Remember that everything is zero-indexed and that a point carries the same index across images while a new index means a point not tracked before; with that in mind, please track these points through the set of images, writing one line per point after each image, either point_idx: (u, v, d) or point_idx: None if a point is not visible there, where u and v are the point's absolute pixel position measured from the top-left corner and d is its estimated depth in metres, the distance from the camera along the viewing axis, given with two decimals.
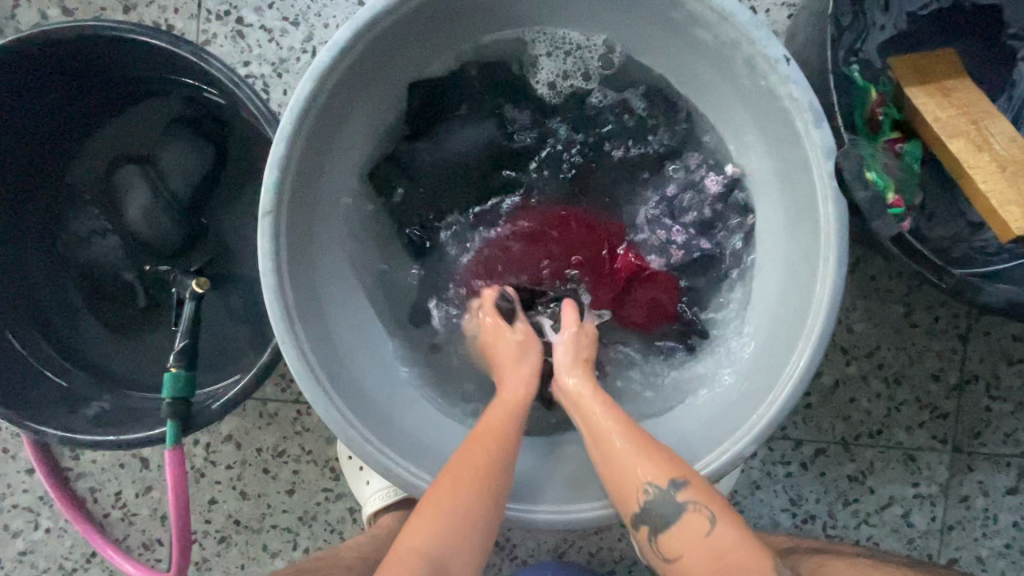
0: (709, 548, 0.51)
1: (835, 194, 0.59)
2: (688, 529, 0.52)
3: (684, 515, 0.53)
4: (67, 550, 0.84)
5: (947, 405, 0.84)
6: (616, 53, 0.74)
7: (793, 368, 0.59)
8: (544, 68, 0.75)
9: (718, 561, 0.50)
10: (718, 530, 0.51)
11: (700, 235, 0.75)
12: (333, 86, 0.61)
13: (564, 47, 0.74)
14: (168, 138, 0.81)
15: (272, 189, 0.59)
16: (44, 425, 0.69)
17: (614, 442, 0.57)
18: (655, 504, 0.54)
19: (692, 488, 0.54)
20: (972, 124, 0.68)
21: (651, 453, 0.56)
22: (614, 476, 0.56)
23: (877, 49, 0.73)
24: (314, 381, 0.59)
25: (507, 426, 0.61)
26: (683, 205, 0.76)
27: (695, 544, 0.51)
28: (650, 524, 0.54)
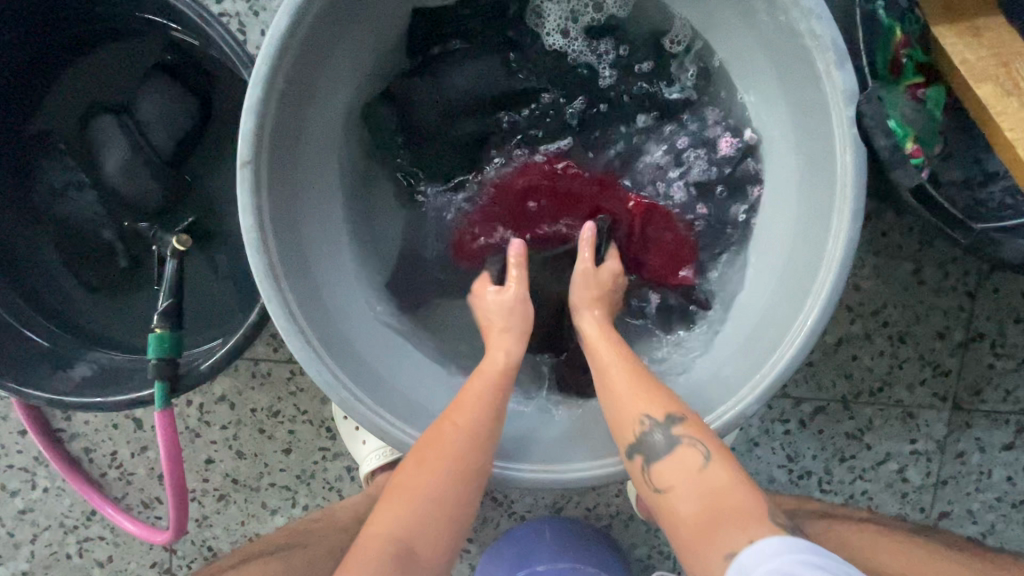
0: (701, 484, 0.51)
1: (856, 141, 0.56)
2: (681, 464, 0.52)
3: (676, 450, 0.52)
4: (67, 508, 0.84)
5: (951, 362, 0.83)
6: None
7: (801, 325, 0.57)
8: (550, 15, 0.71)
9: (708, 496, 0.50)
10: (711, 467, 0.51)
11: (699, 198, 0.72)
12: (312, 21, 0.56)
13: None
14: (145, 85, 0.74)
15: (250, 136, 0.54)
16: (28, 387, 0.67)
17: (616, 381, 0.58)
18: (652, 436, 0.54)
19: (689, 424, 0.54)
20: (1003, 67, 0.63)
21: (650, 393, 0.56)
22: (615, 414, 0.57)
23: None
24: (304, 340, 0.57)
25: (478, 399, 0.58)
26: (697, 159, 0.72)
27: (686, 478, 0.51)
28: (644, 453, 0.54)
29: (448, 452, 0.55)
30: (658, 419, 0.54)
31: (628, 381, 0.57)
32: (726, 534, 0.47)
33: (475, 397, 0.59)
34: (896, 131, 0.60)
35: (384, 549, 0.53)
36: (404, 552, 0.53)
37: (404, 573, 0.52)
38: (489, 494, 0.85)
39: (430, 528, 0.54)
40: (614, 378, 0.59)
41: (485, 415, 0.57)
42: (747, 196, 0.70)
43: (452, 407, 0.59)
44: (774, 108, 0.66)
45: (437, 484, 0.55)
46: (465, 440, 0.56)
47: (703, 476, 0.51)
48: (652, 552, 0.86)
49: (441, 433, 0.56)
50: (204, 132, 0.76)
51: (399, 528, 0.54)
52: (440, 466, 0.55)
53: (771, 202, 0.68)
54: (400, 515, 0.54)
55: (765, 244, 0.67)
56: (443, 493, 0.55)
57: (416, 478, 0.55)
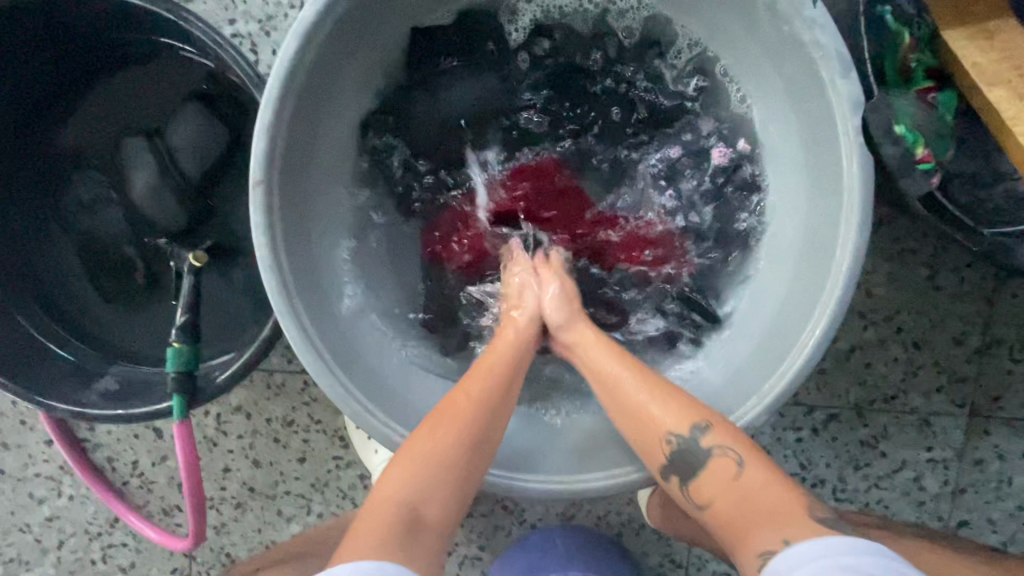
0: (741, 491, 0.52)
1: (862, 151, 0.55)
2: (715, 475, 0.53)
3: (709, 460, 0.53)
4: (91, 515, 0.87)
5: (967, 368, 0.81)
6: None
7: (810, 334, 0.57)
8: (525, 14, 0.71)
9: (747, 498, 0.51)
10: (746, 470, 0.52)
11: (692, 207, 0.72)
12: (320, 45, 0.57)
13: None
14: (177, 113, 0.75)
15: (263, 156, 0.56)
16: (53, 399, 0.69)
17: (623, 378, 0.58)
18: (685, 448, 0.54)
19: (718, 431, 0.54)
20: (1015, 71, 0.62)
21: (674, 402, 0.56)
22: (634, 426, 0.57)
23: None
24: (315, 354, 0.58)
25: (498, 364, 0.60)
26: (690, 171, 0.72)
27: (725, 486, 0.52)
28: (679, 473, 0.54)
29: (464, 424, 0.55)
30: (686, 434, 0.54)
31: (648, 393, 0.57)
32: (765, 534, 0.49)
33: (501, 348, 0.62)
34: (906, 135, 0.61)
35: (396, 506, 0.50)
36: (415, 522, 0.50)
37: (412, 540, 0.49)
38: (500, 503, 0.86)
39: (435, 486, 0.52)
40: (624, 382, 0.58)
41: (510, 367, 0.60)
42: (752, 198, 0.70)
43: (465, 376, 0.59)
44: (778, 116, 0.65)
45: (449, 448, 0.54)
46: (471, 408, 0.56)
47: (738, 483, 0.52)
48: (664, 561, 0.86)
49: (458, 400, 0.57)
50: (232, 157, 0.76)
51: (410, 493, 0.51)
52: (447, 429, 0.54)
53: (777, 209, 0.67)
54: (409, 476, 0.52)
55: (772, 252, 0.67)
56: (460, 448, 0.54)
57: (431, 439, 0.54)
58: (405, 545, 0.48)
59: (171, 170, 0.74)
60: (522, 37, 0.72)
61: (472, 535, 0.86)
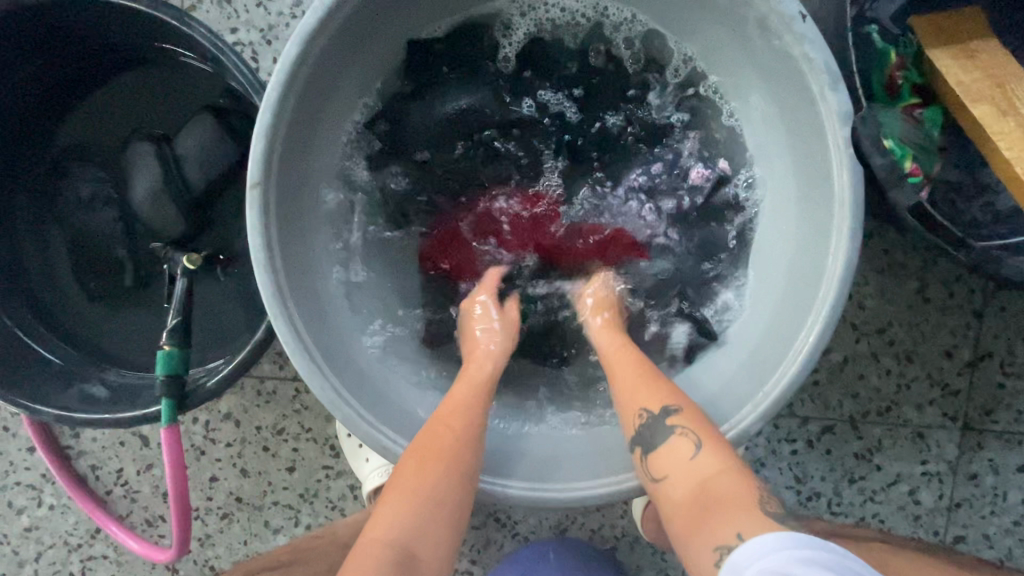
0: (694, 469, 0.53)
1: (851, 162, 0.56)
2: (675, 454, 0.54)
3: (674, 439, 0.55)
4: (71, 526, 0.84)
5: (959, 382, 0.82)
6: (612, 15, 0.71)
7: (804, 342, 0.57)
8: (519, 28, 0.73)
9: (704, 485, 0.52)
10: (703, 454, 0.53)
11: (670, 223, 0.75)
12: (320, 51, 0.58)
13: (540, 4, 0.72)
14: (190, 124, 0.73)
15: (260, 160, 0.56)
16: (41, 403, 0.67)
17: (615, 370, 0.64)
18: (650, 428, 0.57)
19: (684, 415, 0.56)
20: (997, 88, 0.66)
21: (653, 384, 0.60)
22: (619, 404, 0.61)
23: (889, 14, 0.71)
24: (307, 357, 0.58)
25: (471, 399, 0.62)
26: (669, 187, 0.75)
27: (684, 469, 0.54)
28: (643, 444, 0.57)
29: (451, 457, 0.56)
30: (654, 412, 0.57)
31: (634, 374, 0.62)
32: (719, 524, 0.49)
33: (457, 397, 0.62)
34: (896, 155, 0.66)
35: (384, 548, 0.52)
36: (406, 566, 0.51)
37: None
38: (492, 515, 0.84)
39: (428, 524, 0.53)
40: (619, 370, 0.64)
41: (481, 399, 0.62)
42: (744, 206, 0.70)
43: (443, 411, 0.60)
44: (767, 130, 0.67)
45: (437, 485, 0.54)
46: (456, 438, 0.57)
47: (695, 466, 0.53)
48: None
49: (442, 436, 0.57)
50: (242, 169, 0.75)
51: (400, 535, 0.52)
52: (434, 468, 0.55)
53: (767, 221, 0.68)
54: (399, 520, 0.53)
55: (766, 261, 0.67)
56: (447, 488, 0.55)
57: (419, 483, 0.54)
58: None
59: (174, 179, 0.72)
60: (512, 52, 0.74)
61: (464, 548, 0.85)
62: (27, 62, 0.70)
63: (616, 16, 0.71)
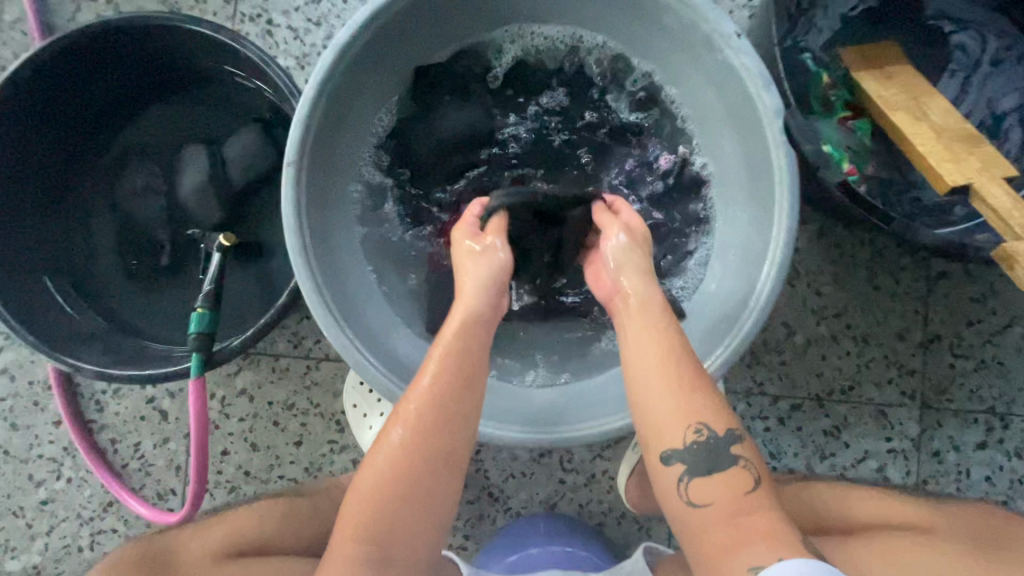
0: (745, 503, 0.57)
1: (785, 147, 0.68)
2: (729, 487, 0.58)
3: (737, 467, 0.58)
4: (86, 499, 0.89)
5: (914, 362, 0.90)
6: (583, 45, 0.83)
7: (757, 297, 0.67)
8: (509, 53, 0.85)
9: (734, 514, 0.57)
10: (757, 491, 0.58)
11: (654, 207, 0.84)
12: (349, 61, 0.71)
13: (528, 35, 0.84)
14: (236, 133, 0.85)
15: (296, 144, 0.68)
16: (82, 360, 0.74)
17: (689, 376, 0.60)
18: (703, 447, 0.58)
19: (744, 445, 0.59)
20: (912, 101, 0.79)
21: (717, 402, 0.60)
22: (675, 414, 0.59)
23: (819, 45, 0.85)
24: (327, 309, 0.67)
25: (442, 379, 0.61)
26: (644, 176, 0.84)
27: (726, 496, 0.57)
28: (690, 466, 0.58)
29: (432, 455, 0.60)
30: (715, 433, 0.58)
31: (697, 383, 0.60)
32: (756, 550, 0.54)
33: (433, 391, 0.61)
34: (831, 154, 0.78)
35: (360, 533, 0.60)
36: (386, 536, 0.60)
37: (379, 572, 0.60)
38: (485, 490, 0.89)
39: (405, 509, 0.60)
40: (685, 376, 0.60)
41: (455, 379, 0.61)
42: (703, 195, 0.82)
43: (413, 393, 0.62)
44: (717, 131, 0.79)
45: (411, 475, 0.60)
46: (428, 433, 0.60)
47: (746, 498, 0.57)
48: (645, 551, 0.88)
49: (421, 432, 0.60)
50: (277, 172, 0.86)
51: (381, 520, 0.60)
52: (410, 464, 0.60)
53: (722, 208, 0.80)
54: (378, 507, 0.60)
55: (725, 240, 0.78)
56: (422, 479, 0.60)
57: (394, 475, 0.60)
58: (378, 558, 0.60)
59: (218, 176, 0.84)
60: (501, 72, 0.85)
61: (458, 523, 0.89)
62: (102, 74, 0.81)
63: (591, 45, 0.83)
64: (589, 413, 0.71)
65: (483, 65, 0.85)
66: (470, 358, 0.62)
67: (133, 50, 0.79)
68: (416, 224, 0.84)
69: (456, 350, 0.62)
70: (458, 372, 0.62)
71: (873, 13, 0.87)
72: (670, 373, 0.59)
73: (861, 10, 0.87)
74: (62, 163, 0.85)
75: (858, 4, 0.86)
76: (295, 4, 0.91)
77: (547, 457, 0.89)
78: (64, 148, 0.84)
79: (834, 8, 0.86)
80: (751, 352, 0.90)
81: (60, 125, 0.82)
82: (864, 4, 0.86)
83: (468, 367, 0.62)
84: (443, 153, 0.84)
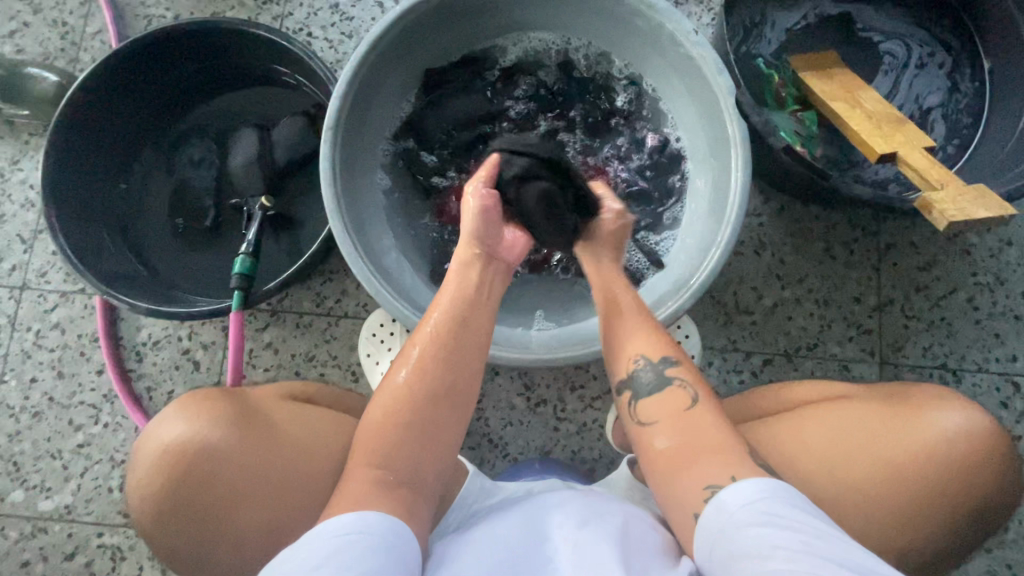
0: (685, 418, 0.63)
1: (738, 120, 0.82)
2: (671, 403, 0.64)
3: (670, 388, 0.65)
4: (120, 442, 0.97)
5: (871, 322, 1.00)
6: (571, 48, 0.98)
7: (721, 239, 0.79)
8: (510, 53, 0.99)
9: (680, 429, 0.62)
10: (697, 407, 0.63)
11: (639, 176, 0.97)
12: (381, 51, 0.86)
13: (526, 38, 0.99)
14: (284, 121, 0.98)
15: (334, 113, 0.82)
16: (137, 299, 0.86)
17: (629, 313, 0.73)
18: (643, 373, 0.68)
19: (683, 368, 0.67)
20: (848, 93, 0.92)
21: (654, 333, 0.71)
22: (613, 349, 0.72)
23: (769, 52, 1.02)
24: (354, 247, 0.79)
25: (446, 321, 0.69)
26: (632, 151, 0.98)
27: (674, 413, 0.64)
28: (631, 389, 0.68)
29: (438, 388, 0.65)
30: (653, 361, 0.68)
31: (639, 318, 0.72)
32: (703, 462, 0.59)
33: (439, 329, 0.68)
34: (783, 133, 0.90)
35: (371, 470, 0.61)
36: (394, 471, 0.61)
37: (390, 493, 0.60)
38: (486, 436, 0.97)
39: (415, 440, 0.63)
40: (628, 315, 0.73)
41: (458, 320, 0.69)
42: (681, 169, 0.95)
43: (416, 334, 0.69)
44: (684, 116, 0.94)
45: (421, 406, 0.64)
46: (432, 364, 0.66)
47: (688, 413, 0.63)
48: None
49: (430, 367, 0.66)
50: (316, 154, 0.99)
51: (390, 453, 0.62)
52: (417, 396, 0.64)
53: (693, 179, 0.93)
54: (388, 440, 0.62)
55: (697, 204, 0.91)
56: (430, 408, 0.64)
57: (404, 406, 0.63)
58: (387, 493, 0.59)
59: (265, 155, 0.95)
60: (503, 67, 0.99)
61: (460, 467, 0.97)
62: (171, 69, 0.98)
63: (579, 48, 0.98)
64: (576, 343, 0.82)
65: (483, 64, 0.99)
66: (472, 297, 0.71)
67: (198, 49, 0.96)
68: (432, 195, 0.98)
69: (456, 293, 0.71)
70: (462, 307, 0.70)
71: (814, 28, 1.04)
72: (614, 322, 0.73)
73: (803, 25, 1.04)
74: (129, 143, 1.00)
75: (800, 21, 1.04)
76: (331, 21, 1.09)
77: (542, 407, 0.98)
78: (132, 130, 1.00)
79: (781, 24, 1.03)
80: (725, 313, 1.01)
81: (132, 110, 0.98)
82: (805, 21, 1.04)
83: (469, 313, 0.70)
84: (455, 134, 0.98)
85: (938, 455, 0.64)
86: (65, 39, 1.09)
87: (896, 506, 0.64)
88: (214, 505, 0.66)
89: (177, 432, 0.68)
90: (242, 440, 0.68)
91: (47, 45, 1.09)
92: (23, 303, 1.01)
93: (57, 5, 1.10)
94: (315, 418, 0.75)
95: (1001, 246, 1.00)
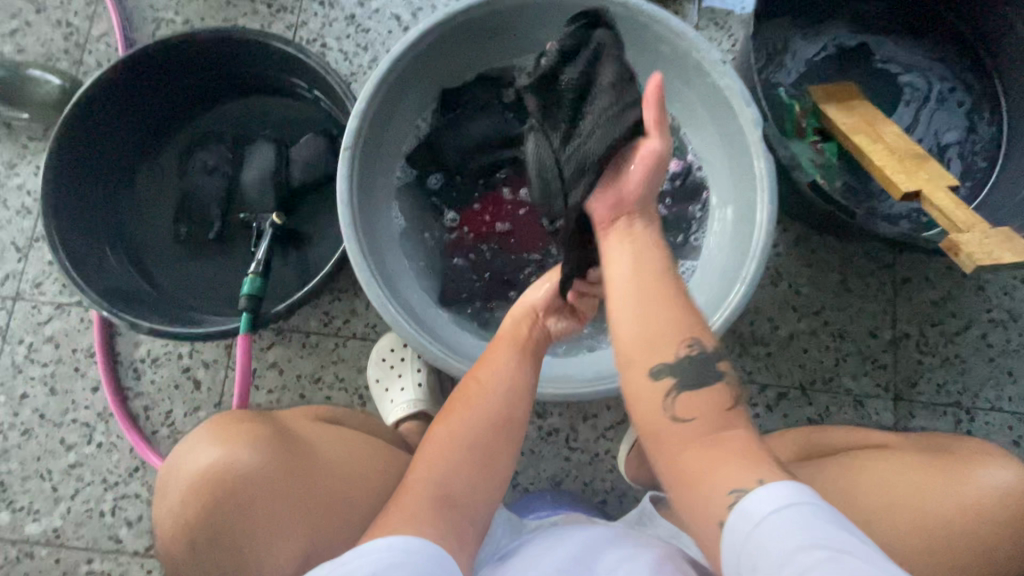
0: (727, 420, 0.53)
1: (765, 154, 0.81)
2: (711, 400, 0.53)
3: (716, 385, 0.54)
4: (113, 464, 0.93)
5: (885, 357, 1.00)
6: None
7: (745, 274, 0.78)
8: None
9: (722, 434, 0.52)
10: (737, 410, 0.54)
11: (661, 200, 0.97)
12: (402, 69, 0.83)
13: None
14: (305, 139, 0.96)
15: (353, 132, 0.79)
16: (140, 319, 0.82)
17: (666, 283, 0.57)
18: (694, 359, 0.54)
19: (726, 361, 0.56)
20: (870, 126, 0.91)
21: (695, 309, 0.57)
22: (648, 328, 0.56)
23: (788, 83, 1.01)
24: (371, 272, 0.77)
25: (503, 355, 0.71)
26: None
27: (708, 410, 0.53)
28: (674, 379, 0.54)
29: (500, 418, 0.65)
30: (703, 346, 0.55)
31: (681, 293, 0.57)
32: (741, 473, 0.49)
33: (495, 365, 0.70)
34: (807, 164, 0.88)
35: (425, 490, 0.59)
36: (448, 496, 0.59)
37: (442, 507, 0.58)
38: None
39: (467, 466, 0.62)
40: (665, 292, 0.57)
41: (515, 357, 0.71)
42: (703, 199, 0.95)
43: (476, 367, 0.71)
44: (706, 144, 0.93)
45: (479, 435, 0.64)
46: (492, 391, 0.67)
47: (729, 415, 0.53)
48: None
49: (487, 396, 0.67)
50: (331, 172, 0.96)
51: (439, 474, 0.61)
52: (472, 424, 0.64)
53: (715, 207, 0.93)
54: (444, 461, 0.61)
55: (720, 233, 0.90)
56: (484, 434, 0.64)
57: (460, 433, 0.64)
58: (434, 517, 0.57)
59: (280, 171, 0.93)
60: None
61: None
62: (179, 76, 0.95)
63: None
64: (599, 377, 0.80)
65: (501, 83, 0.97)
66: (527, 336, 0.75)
67: (209, 57, 0.93)
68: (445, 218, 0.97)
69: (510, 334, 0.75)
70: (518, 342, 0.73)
71: (835, 59, 1.04)
72: (649, 297, 0.56)
73: (823, 56, 1.04)
74: (133, 151, 0.97)
75: (821, 52, 1.03)
76: (347, 32, 1.06)
77: (554, 436, 0.96)
78: (136, 138, 0.97)
79: (802, 54, 1.03)
80: (741, 344, 1.00)
81: (137, 117, 0.95)
82: (825, 52, 1.03)
83: (525, 353, 0.73)
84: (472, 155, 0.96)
85: (962, 499, 0.63)
86: (68, 40, 1.05)
87: (918, 549, 0.63)
88: (246, 538, 0.61)
89: (210, 456, 0.63)
90: (276, 463, 0.64)
91: (50, 46, 1.05)
92: (15, 315, 0.97)
93: (62, 4, 1.06)
94: (337, 450, 0.71)
95: (1015, 284, 1.00)
